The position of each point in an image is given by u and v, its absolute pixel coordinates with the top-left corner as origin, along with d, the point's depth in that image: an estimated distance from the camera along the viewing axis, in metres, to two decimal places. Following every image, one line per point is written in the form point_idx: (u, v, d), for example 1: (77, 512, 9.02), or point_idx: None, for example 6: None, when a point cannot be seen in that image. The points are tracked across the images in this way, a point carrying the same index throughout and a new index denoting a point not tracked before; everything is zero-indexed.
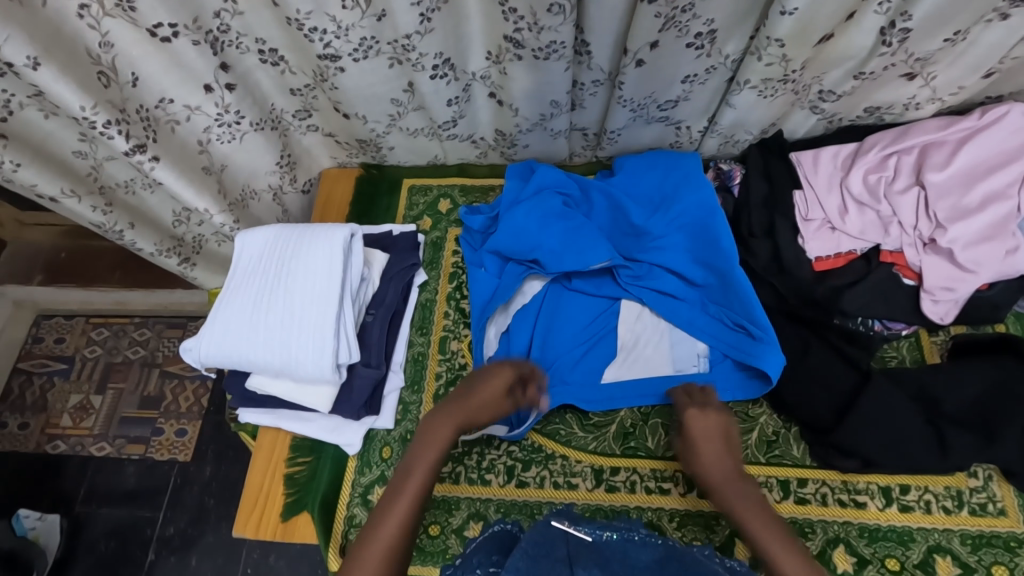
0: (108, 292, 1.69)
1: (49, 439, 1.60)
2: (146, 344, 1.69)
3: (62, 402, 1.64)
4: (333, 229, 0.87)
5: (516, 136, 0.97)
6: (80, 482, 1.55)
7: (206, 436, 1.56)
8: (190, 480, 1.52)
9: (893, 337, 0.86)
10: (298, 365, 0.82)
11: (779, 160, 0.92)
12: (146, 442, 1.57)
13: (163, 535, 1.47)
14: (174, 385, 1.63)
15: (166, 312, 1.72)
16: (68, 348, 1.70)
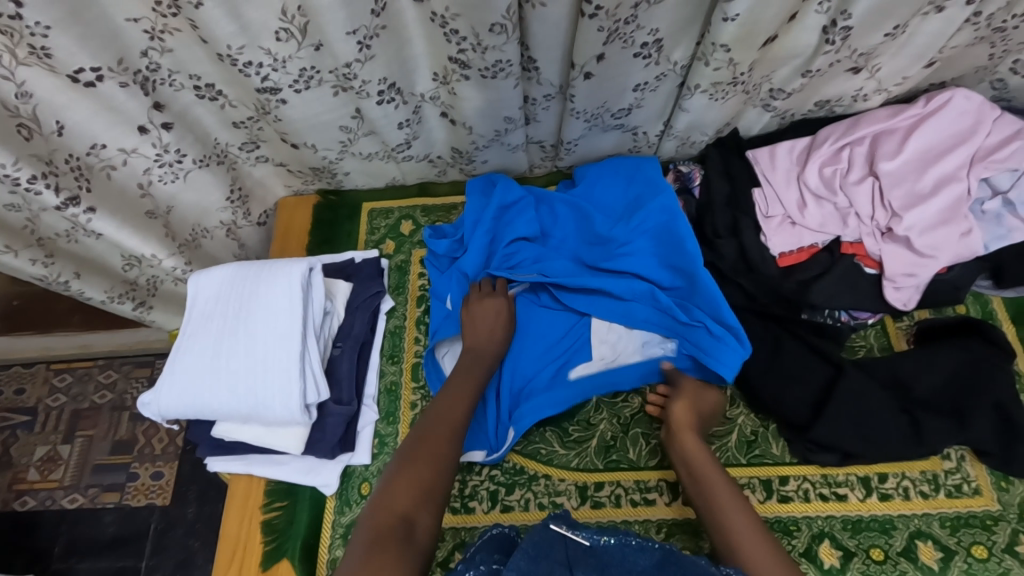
0: (68, 337, 1.62)
1: (17, 496, 1.53)
2: (113, 386, 1.62)
3: (27, 456, 1.56)
4: (292, 264, 0.84)
5: (473, 153, 0.96)
6: (53, 539, 1.48)
7: (184, 478, 1.51)
8: (170, 525, 1.46)
9: (860, 326, 0.87)
10: (264, 409, 0.79)
11: (735, 158, 0.93)
12: (122, 489, 1.51)
13: None
14: (146, 426, 1.57)
15: (132, 352, 1.66)
16: (29, 398, 1.63)
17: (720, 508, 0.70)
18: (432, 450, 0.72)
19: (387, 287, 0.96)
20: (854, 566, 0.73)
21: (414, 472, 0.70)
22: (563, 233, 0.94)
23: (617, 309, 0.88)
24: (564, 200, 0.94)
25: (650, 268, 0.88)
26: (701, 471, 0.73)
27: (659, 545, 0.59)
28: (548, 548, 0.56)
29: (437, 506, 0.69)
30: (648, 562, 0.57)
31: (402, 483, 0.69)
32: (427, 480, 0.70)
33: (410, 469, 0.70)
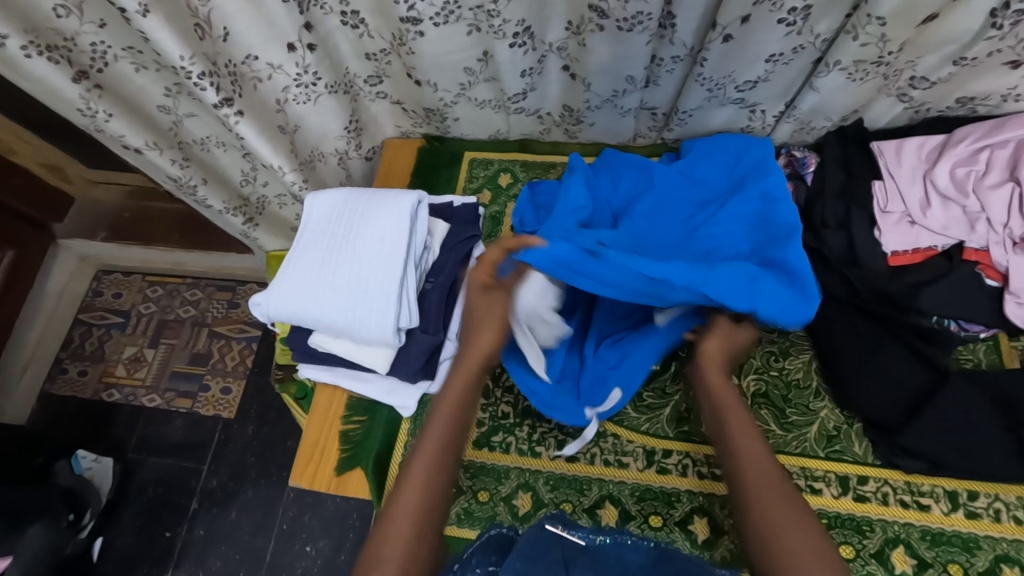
0: (165, 253, 1.77)
1: (106, 388, 1.70)
2: (197, 304, 1.76)
3: (119, 354, 1.73)
4: (402, 196, 0.88)
5: (584, 113, 0.96)
6: (132, 431, 1.64)
7: (250, 396, 1.63)
8: (233, 437, 1.59)
9: (970, 339, 0.82)
10: (361, 326, 0.84)
11: (858, 149, 0.89)
12: (195, 397, 1.65)
13: (206, 487, 1.55)
14: (221, 344, 1.70)
15: (217, 275, 1.79)
16: (125, 302, 1.79)
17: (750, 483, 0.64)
18: (416, 494, 0.66)
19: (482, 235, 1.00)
20: None
21: (405, 513, 0.65)
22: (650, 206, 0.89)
23: (637, 283, 0.74)
24: (665, 169, 0.92)
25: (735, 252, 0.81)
26: (741, 442, 0.67)
27: (653, 543, 0.60)
28: (544, 549, 0.57)
29: (430, 557, 0.64)
30: (642, 559, 0.59)
31: (394, 522, 0.65)
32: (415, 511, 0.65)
33: (401, 511, 0.65)
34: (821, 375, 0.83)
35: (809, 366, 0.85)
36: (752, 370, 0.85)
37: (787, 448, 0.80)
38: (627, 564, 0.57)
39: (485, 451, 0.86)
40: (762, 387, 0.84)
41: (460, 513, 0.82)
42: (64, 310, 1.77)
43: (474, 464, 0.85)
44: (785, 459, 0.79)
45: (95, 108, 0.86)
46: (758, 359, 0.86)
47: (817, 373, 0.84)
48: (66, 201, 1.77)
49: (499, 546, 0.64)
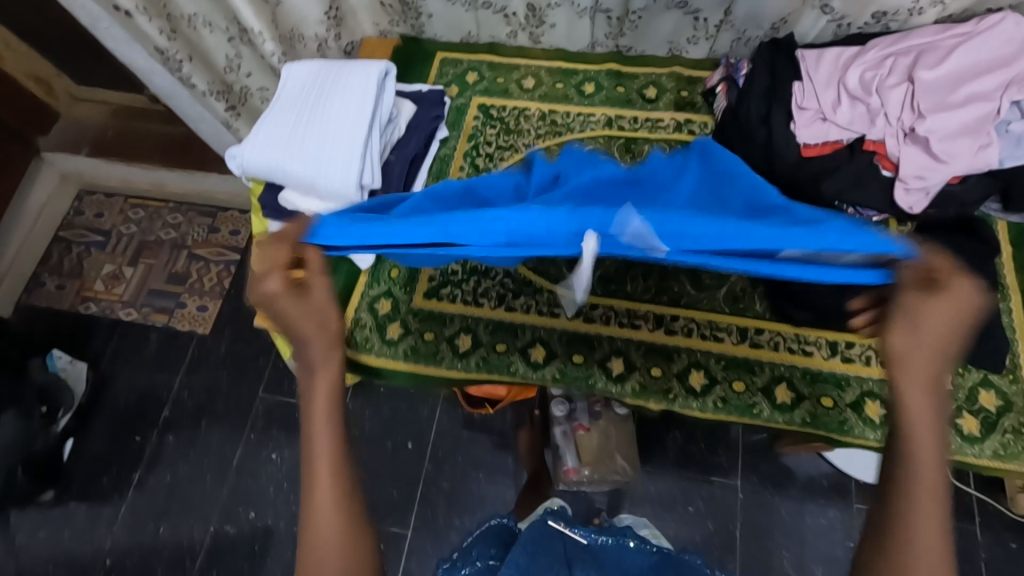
0: (147, 173, 1.82)
1: (83, 301, 1.76)
2: (178, 227, 1.82)
3: (96, 270, 1.79)
4: (371, 66, 0.97)
5: (546, 12, 1.07)
6: (107, 343, 1.70)
7: (225, 317, 1.71)
8: (207, 353, 1.67)
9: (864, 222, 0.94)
10: (326, 178, 0.93)
11: (785, 57, 0.99)
12: (171, 312, 1.72)
13: (178, 398, 1.62)
14: (200, 265, 1.77)
15: (198, 199, 1.85)
16: (106, 223, 1.85)
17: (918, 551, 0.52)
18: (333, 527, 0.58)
19: (445, 120, 1.09)
20: (803, 407, 0.83)
21: (321, 552, 0.57)
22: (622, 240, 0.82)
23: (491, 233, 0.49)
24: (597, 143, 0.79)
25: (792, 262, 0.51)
26: (919, 505, 0.53)
27: (655, 549, 0.80)
28: (547, 547, 0.75)
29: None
30: (645, 560, 0.78)
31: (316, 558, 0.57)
32: (333, 544, 0.58)
33: (312, 552, 0.58)
34: None
35: None
36: None
37: (698, 304, 0.91)
38: (628, 564, 0.77)
39: (435, 300, 0.95)
40: None
41: (408, 349, 0.92)
42: (44, 226, 1.82)
43: (423, 311, 0.95)
44: (695, 312, 0.90)
45: None
46: None
47: None
48: (51, 115, 1.81)
49: (498, 536, 0.85)
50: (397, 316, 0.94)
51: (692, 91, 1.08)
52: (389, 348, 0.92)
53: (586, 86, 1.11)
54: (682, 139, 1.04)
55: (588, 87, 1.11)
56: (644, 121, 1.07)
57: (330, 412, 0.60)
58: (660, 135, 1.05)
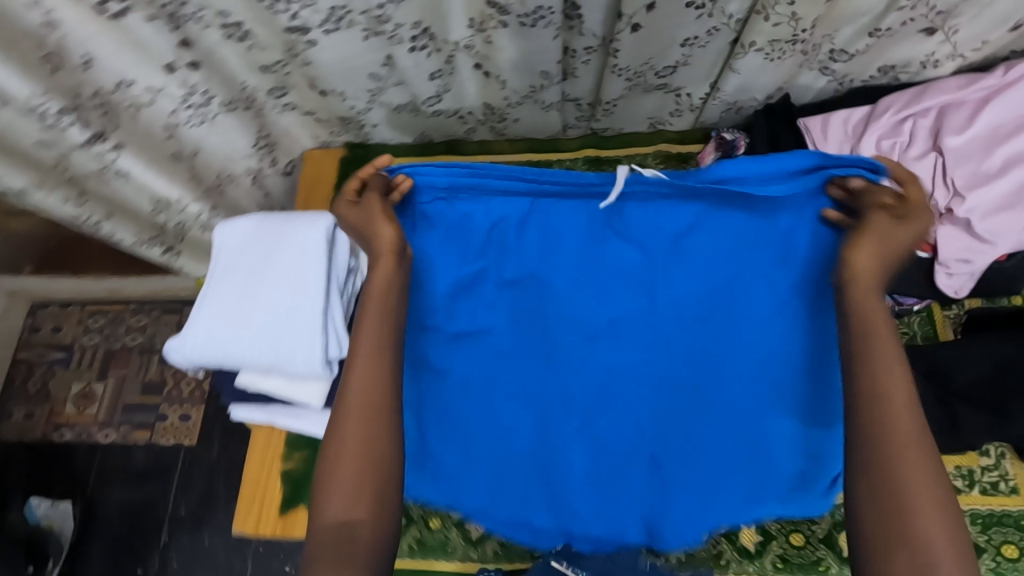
0: (99, 281, 1.52)
1: (54, 428, 1.47)
2: (144, 330, 1.52)
3: (64, 391, 1.50)
4: (317, 216, 0.83)
5: (507, 110, 0.92)
6: (88, 469, 1.43)
7: (210, 420, 1.43)
8: (197, 461, 1.40)
9: (904, 311, 0.82)
10: (287, 361, 0.79)
11: (785, 125, 0.87)
12: (152, 427, 1.44)
13: (175, 517, 1.37)
14: (176, 369, 1.48)
15: (163, 296, 1.54)
16: (65, 337, 1.54)
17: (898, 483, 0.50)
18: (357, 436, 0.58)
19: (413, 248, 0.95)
20: None
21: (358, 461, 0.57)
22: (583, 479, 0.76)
23: (519, 244, 0.69)
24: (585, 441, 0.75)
25: (758, 258, 0.67)
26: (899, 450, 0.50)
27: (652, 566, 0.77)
28: None
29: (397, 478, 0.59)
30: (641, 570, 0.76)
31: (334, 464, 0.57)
32: (354, 453, 0.57)
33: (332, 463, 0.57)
34: None
35: None
36: None
37: None
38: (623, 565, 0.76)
39: None
40: None
41: (414, 543, 0.85)
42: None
43: None
44: None
45: None
46: None
47: None
48: None
49: None
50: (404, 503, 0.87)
51: (684, 171, 0.95)
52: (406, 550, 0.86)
53: None
54: None
55: None
56: None
57: (381, 324, 0.62)
58: None
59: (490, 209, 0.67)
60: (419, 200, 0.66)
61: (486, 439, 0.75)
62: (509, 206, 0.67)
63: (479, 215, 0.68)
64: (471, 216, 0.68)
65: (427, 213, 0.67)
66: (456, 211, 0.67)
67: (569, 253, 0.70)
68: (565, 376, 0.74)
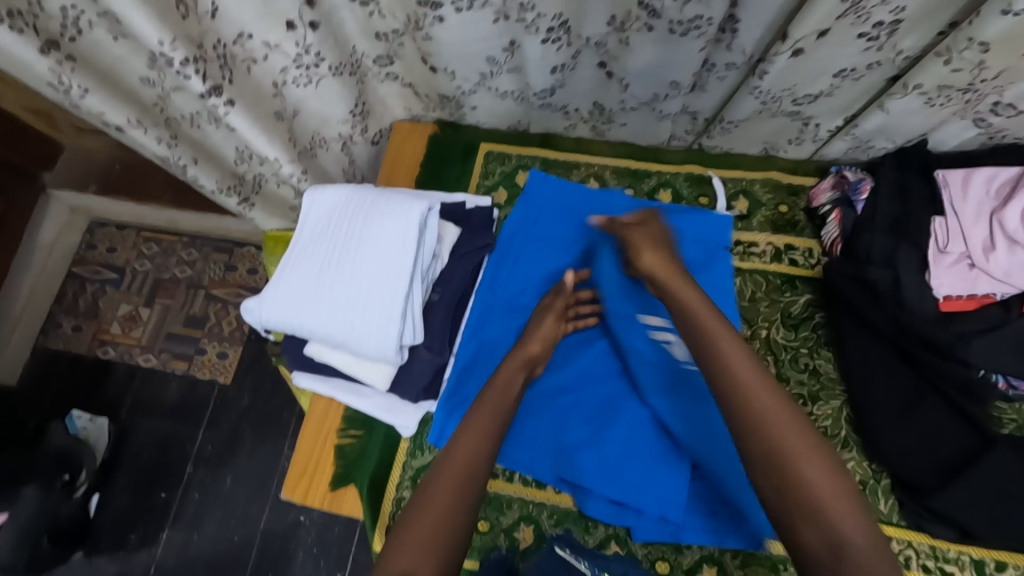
0: (159, 211, 1.51)
1: (99, 345, 1.47)
2: (194, 264, 1.51)
3: (112, 311, 1.49)
4: (413, 200, 0.80)
5: (617, 113, 0.87)
6: (125, 392, 1.42)
7: (246, 365, 1.41)
8: (229, 404, 1.38)
9: (1014, 396, 0.75)
10: (360, 342, 0.77)
11: (919, 176, 0.80)
12: (190, 359, 1.43)
13: (200, 454, 1.35)
14: (219, 308, 1.46)
15: (217, 235, 1.52)
16: (118, 258, 1.54)
17: (807, 481, 0.51)
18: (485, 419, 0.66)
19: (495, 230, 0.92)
20: None
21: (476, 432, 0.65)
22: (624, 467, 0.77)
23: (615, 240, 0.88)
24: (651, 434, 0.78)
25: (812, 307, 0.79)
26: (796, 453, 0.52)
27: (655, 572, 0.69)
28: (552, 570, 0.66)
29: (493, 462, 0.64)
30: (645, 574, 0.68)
31: (465, 434, 0.64)
32: (476, 427, 0.65)
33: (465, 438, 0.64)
34: (853, 427, 0.77)
35: (840, 414, 0.78)
36: None
37: None
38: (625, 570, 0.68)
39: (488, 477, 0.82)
40: None
41: None
42: (54, 263, 1.51)
43: None
44: None
45: (69, 82, 0.75)
46: None
47: (848, 423, 0.77)
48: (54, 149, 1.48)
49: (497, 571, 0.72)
50: None
51: (793, 206, 0.89)
52: None
53: (661, 194, 0.92)
54: (781, 271, 0.86)
55: (663, 195, 0.92)
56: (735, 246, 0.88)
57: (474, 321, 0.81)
58: (755, 264, 0.87)
59: (597, 216, 0.90)
60: (553, 201, 0.92)
61: (565, 418, 0.81)
62: (612, 214, 0.90)
63: (586, 210, 0.91)
64: (582, 210, 0.92)
65: (554, 208, 0.92)
66: (576, 210, 0.92)
67: None
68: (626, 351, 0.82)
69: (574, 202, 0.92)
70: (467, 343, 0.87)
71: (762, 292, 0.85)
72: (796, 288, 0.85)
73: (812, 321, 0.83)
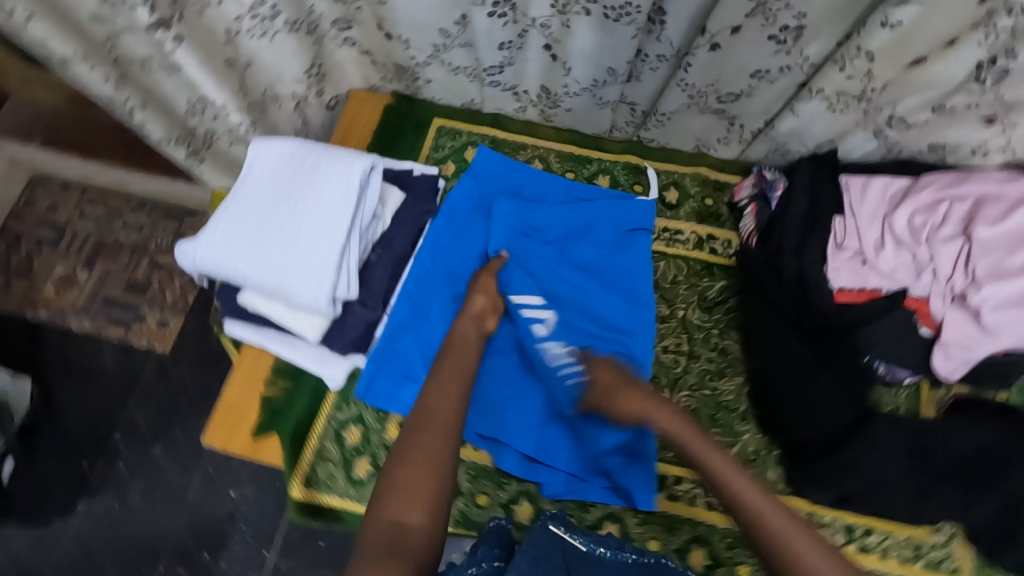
0: (108, 171, 1.44)
1: (31, 305, 1.38)
2: (141, 229, 1.44)
3: (46, 272, 1.41)
4: (356, 157, 0.83)
5: (561, 98, 0.92)
6: (54, 355, 1.34)
7: (188, 336, 1.35)
8: (165, 374, 1.32)
9: (892, 383, 0.84)
10: (293, 290, 0.78)
11: (827, 179, 0.87)
12: (127, 326, 1.36)
13: (130, 425, 1.28)
14: (164, 276, 1.41)
15: (167, 200, 1.47)
16: (60, 217, 1.45)
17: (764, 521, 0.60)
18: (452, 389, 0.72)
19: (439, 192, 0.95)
20: None
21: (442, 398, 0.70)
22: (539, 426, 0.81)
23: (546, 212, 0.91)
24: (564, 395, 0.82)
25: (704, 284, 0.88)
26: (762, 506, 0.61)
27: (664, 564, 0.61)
28: (548, 552, 0.58)
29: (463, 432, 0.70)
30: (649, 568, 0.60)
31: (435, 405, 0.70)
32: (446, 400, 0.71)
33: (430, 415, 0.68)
34: (752, 401, 0.83)
35: (742, 390, 0.85)
36: (685, 386, 0.86)
37: None
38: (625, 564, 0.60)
39: None
40: (693, 403, 0.85)
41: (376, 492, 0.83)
42: None
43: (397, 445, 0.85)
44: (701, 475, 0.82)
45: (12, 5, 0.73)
46: (694, 376, 0.86)
47: (749, 398, 0.84)
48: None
49: (500, 537, 0.65)
50: (368, 449, 0.85)
51: (718, 199, 0.96)
52: (358, 490, 0.83)
53: (600, 180, 0.98)
54: (701, 258, 0.93)
55: (601, 181, 0.98)
56: (662, 232, 0.95)
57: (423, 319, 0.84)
58: (677, 251, 0.94)
59: (532, 192, 0.95)
60: (493, 175, 0.96)
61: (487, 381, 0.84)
62: (544, 190, 0.95)
63: (522, 183, 0.95)
64: (517, 184, 0.95)
65: (494, 182, 0.96)
66: (511, 184, 0.96)
67: (581, 222, 0.91)
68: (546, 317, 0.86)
69: (511, 177, 0.96)
70: (402, 303, 0.89)
71: (683, 276, 0.92)
72: (713, 275, 0.92)
73: (725, 305, 0.90)
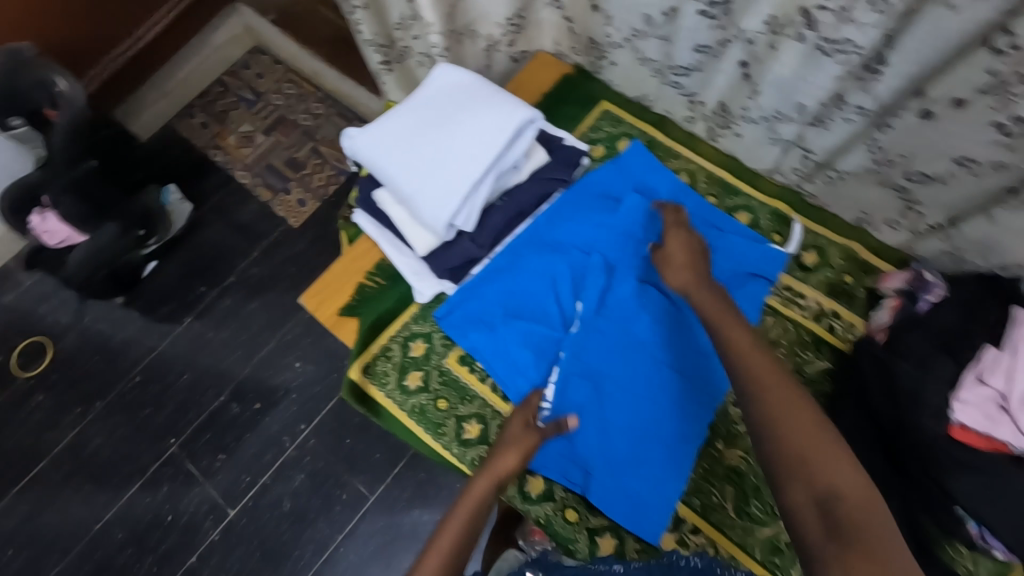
0: (312, 59, 1.63)
1: (213, 146, 1.60)
2: (316, 118, 1.62)
3: (233, 125, 1.62)
4: (522, 106, 0.87)
5: (737, 120, 0.89)
6: (213, 192, 1.55)
7: (316, 219, 1.51)
8: (287, 241, 1.49)
9: (977, 547, 0.72)
10: (421, 202, 0.85)
11: (994, 303, 0.75)
12: (274, 193, 1.54)
13: (245, 272, 1.47)
14: (318, 163, 1.57)
15: (345, 101, 1.63)
16: (261, 85, 1.65)
17: (814, 469, 0.55)
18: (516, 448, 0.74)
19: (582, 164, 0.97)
20: None
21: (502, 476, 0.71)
22: (584, 419, 0.82)
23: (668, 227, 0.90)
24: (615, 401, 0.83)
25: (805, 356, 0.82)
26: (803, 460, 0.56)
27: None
28: None
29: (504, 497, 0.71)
30: None
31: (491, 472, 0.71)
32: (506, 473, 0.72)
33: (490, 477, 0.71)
34: None
35: None
36: (743, 447, 0.81)
37: (728, 531, 0.78)
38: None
39: (465, 369, 0.90)
40: (743, 466, 0.80)
41: (416, 406, 0.89)
42: (211, 65, 1.65)
43: (450, 374, 0.90)
44: (721, 538, 0.77)
45: None
46: None
47: None
48: None
49: None
50: (425, 366, 0.91)
51: (859, 280, 0.88)
52: (402, 397, 0.90)
53: (740, 214, 0.94)
54: (815, 331, 0.86)
55: (741, 216, 0.94)
56: (784, 290, 0.89)
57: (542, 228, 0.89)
58: (794, 314, 0.87)
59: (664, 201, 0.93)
60: (633, 171, 0.95)
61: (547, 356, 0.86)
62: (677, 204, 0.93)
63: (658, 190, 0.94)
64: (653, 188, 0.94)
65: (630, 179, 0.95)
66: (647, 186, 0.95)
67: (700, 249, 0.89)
68: (627, 323, 0.86)
69: (650, 180, 0.95)
70: (504, 254, 0.92)
71: (788, 341, 0.86)
72: (820, 351, 0.86)
73: (821, 386, 0.84)
